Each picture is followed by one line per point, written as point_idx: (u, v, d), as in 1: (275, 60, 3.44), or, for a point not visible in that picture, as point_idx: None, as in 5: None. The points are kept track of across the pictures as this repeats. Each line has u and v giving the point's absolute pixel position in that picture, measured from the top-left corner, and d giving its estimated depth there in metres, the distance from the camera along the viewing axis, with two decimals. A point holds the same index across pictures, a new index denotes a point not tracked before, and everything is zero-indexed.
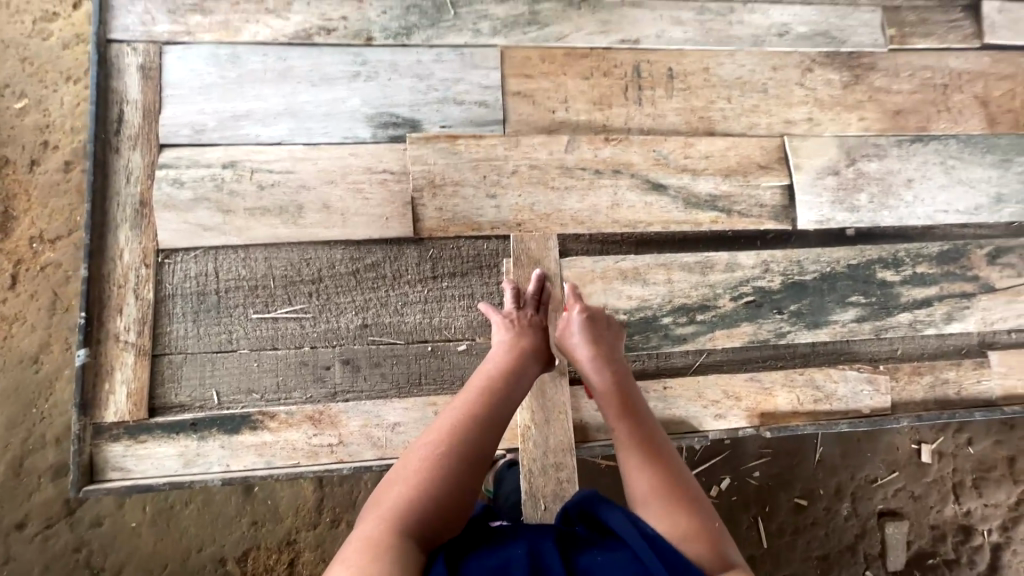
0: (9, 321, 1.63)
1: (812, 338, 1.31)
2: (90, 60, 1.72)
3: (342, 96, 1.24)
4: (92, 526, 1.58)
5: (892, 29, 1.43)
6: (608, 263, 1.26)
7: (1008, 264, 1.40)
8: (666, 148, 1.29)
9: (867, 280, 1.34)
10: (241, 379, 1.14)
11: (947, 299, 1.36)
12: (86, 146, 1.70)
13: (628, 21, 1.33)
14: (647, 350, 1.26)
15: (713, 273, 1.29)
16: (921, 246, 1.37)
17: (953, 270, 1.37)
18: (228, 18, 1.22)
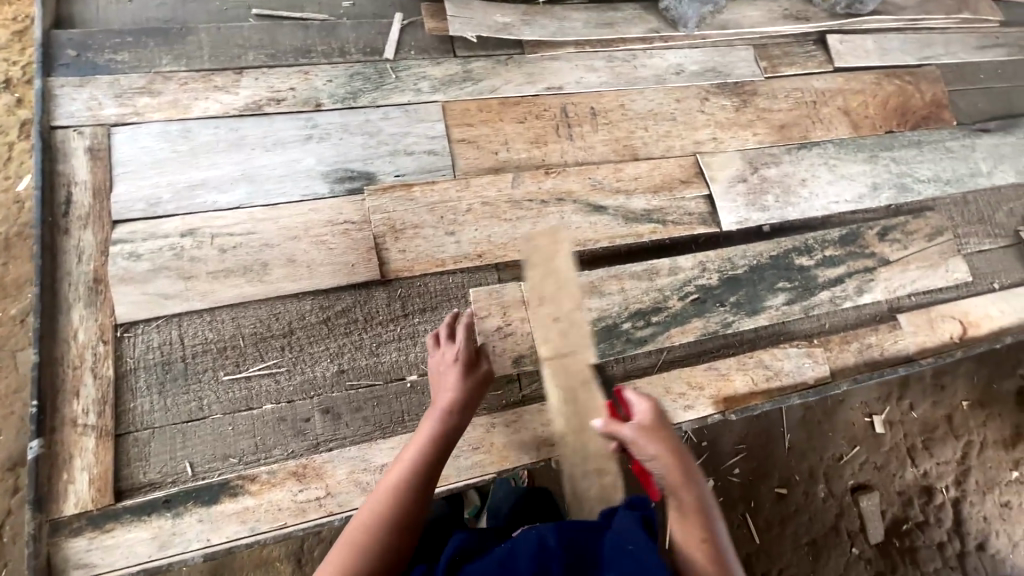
0: None
1: (753, 324, 1.47)
2: (17, 150, 1.70)
3: (298, 158, 1.31)
4: None
5: (764, 62, 1.73)
6: (567, 280, 1.36)
7: (895, 239, 1.65)
8: (600, 175, 1.46)
9: (788, 267, 1.53)
10: (215, 446, 1.10)
11: (855, 275, 1.58)
12: (4, 239, 1.64)
13: (549, 71, 1.53)
14: (614, 356, 1.35)
15: (660, 277, 1.43)
16: (825, 232, 1.60)
17: (854, 250, 1.60)
18: (178, 97, 1.28)
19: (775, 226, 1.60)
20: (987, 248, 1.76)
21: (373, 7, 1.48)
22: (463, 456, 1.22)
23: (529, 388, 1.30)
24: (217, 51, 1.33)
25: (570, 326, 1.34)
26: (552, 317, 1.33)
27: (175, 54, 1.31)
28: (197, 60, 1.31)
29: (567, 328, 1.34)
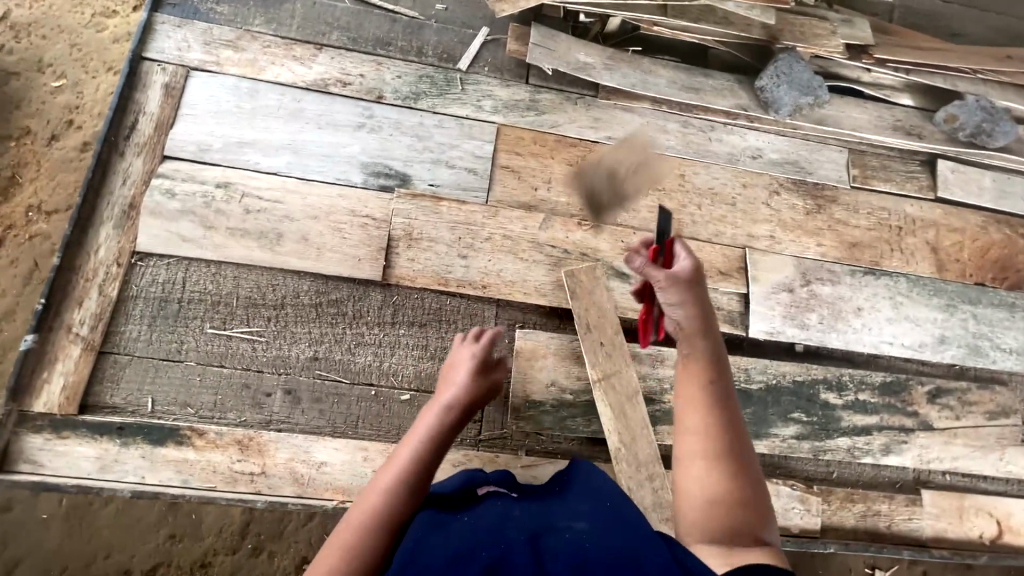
0: None
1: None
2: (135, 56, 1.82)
3: (345, 142, 1.34)
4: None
5: (856, 169, 1.57)
6: (563, 341, 1.30)
7: (947, 405, 1.45)
8: (634, 241, 1.39)
9: (810, 399, 1.38)
10: (179, 392, 1.15)
11: (886, 431, 1.40)
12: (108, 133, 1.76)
13: (617, 122, 1.47)
14: (586, 433, 1.27)
15: (664, 367, 1.32)
16: (865, 373, 1.43)
17: (894, 402, 1.43)
18: (257, 57, 1.34)
19: (810, 348, 1.45)
20: None
21: (462, 13, 1.48)
22: None
23: (488, 434, 1.26)
24: (306, 23, 1.39)
25: (552, 389, 1.28)
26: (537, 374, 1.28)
27: (268, 17, 1.37)
28: (285, 27, 1.37)
29: (548, 390, 1.27)
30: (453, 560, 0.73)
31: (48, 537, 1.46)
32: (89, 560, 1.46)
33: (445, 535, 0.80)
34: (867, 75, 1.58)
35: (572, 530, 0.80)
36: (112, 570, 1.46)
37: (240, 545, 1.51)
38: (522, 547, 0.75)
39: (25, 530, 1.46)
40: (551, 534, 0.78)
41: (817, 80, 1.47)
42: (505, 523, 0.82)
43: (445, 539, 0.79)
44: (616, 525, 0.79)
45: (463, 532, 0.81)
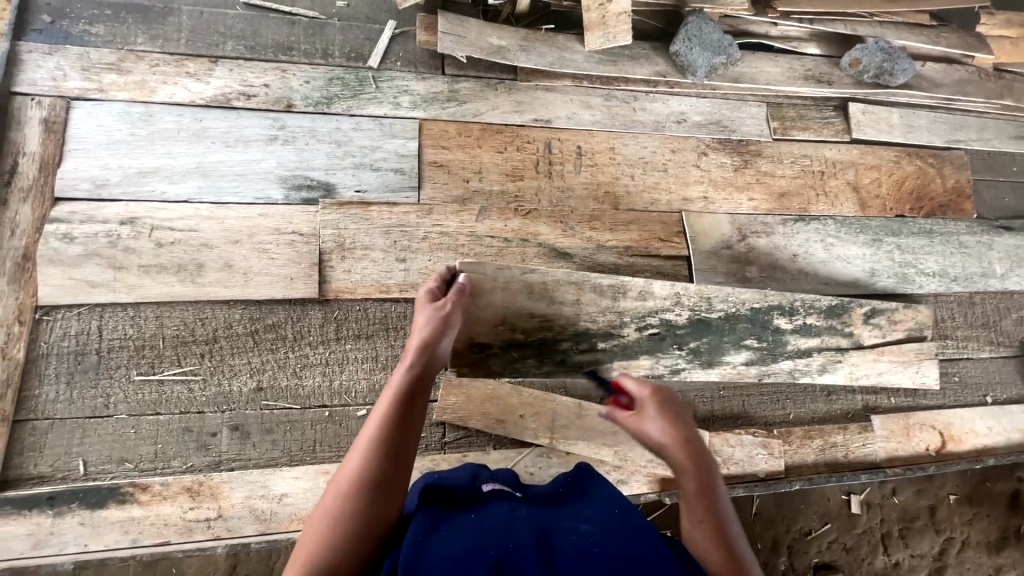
0: None
1: (701, 376, 1.37)
2: None
3: (257, 158, 1.26)
4: None
5: (775, 122, 1.62)
6: (514, 276, 1.22)
7: (878, 325, 1.45)
8: (573, 220, 1.39)
9: (763, 325, 1.39)
10: (113, 448, 1.07)
11: (825, 351, 1.43)
12: None
13: (540, 102, 1.46)
14: (541, 373, 1.28)
15: (624, 300, 1.31)
16: (816, 297, 1.42)
17: (835, 323, 1.43)
18: (147, 78, 1.24)
19: None
20: (985, 356, 1.64)
21: (366, 9, 1.42)
22: None
23: (453, 435, 1.25)
24: (196, 36, 1.29)
25: (501, 325, 1.24)
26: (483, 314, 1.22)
27: (151, 33, 1.27)
28: (173, 42, 1.28)
29: (497, 329, 1.24)
30: (463, 554, 0.76)
31: None
32: None
33: (453, 536, 0.80)
34: (774, 29, 1.64)
35: (577, 531, 0.82)
36: None
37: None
38: (531, 544, 0.78)
39: None
40: (558, 533, 0.82)
41: (728, 39, 1.49)
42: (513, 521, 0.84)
43: (452, 539, 0.79)
44: (620, 530, 0.83)
45: (468, 528, 0.83)
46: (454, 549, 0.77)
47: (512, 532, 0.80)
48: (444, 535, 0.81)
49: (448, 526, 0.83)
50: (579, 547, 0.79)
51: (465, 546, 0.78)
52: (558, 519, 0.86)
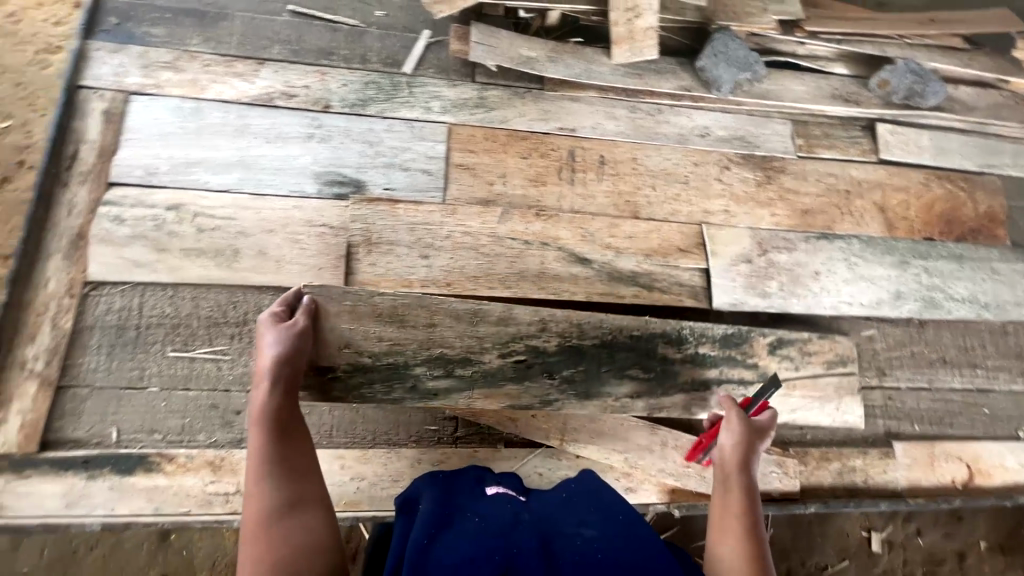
0: None
1: (577, 409, 1.23)
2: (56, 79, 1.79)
3: (295, 154, 1.33)
4: None
5: (800, 139, 1.62)
6: (360, 298, 1.15)
7: (786, 356, 1.35)
8: (592, 227, 1.42)
9: (648, 354, 1.28)
10: (145, 419, 1.13)
11: (725, 385, 1.30)
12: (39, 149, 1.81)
13: (566, 112, 1.50)
14: (388, 400, 1.16)
15: (485, 325, 1.21)
16: (707, 326, 1.32)
17: (733, 354, 1.32)
18: (198, 76, 1.33)
19: (774, 314, 1.49)
20: (1016, 389, 1.58)
21: (403, 18, 1.49)
22: (381, 486, 1.18)
23: (466, 430, 1.26)
24: (245, 39, 1.38)
25: (347, 349, 1.14)
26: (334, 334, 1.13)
27: (205, 35, 1.36)
28: (224, 44, 1.37)
29: (343, 352, 1.13)
30: (467, 555, 0.78)
31: None
32: None
33: (458, 540, 0.81)
34: (802, 48, 1.65)
35: (581, 536, 0.83)
36: None
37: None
38: (533, 549, 0.79)
39: None
40: (563, 540, 0.82)
41: (754, 56, 1.51)
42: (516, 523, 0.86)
43: (457, 542, 0.81)
44: (625, 538, 0.84)
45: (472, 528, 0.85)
46: (459, 551, 0.79)
47: (513, 535, 0.81)
48: (451, 540, 0.82)
49: (455, 529, 0.86)
50: (585, 552, 0.79)
51: (468, 548, 0.80)
52: (563, 524, 0.87)
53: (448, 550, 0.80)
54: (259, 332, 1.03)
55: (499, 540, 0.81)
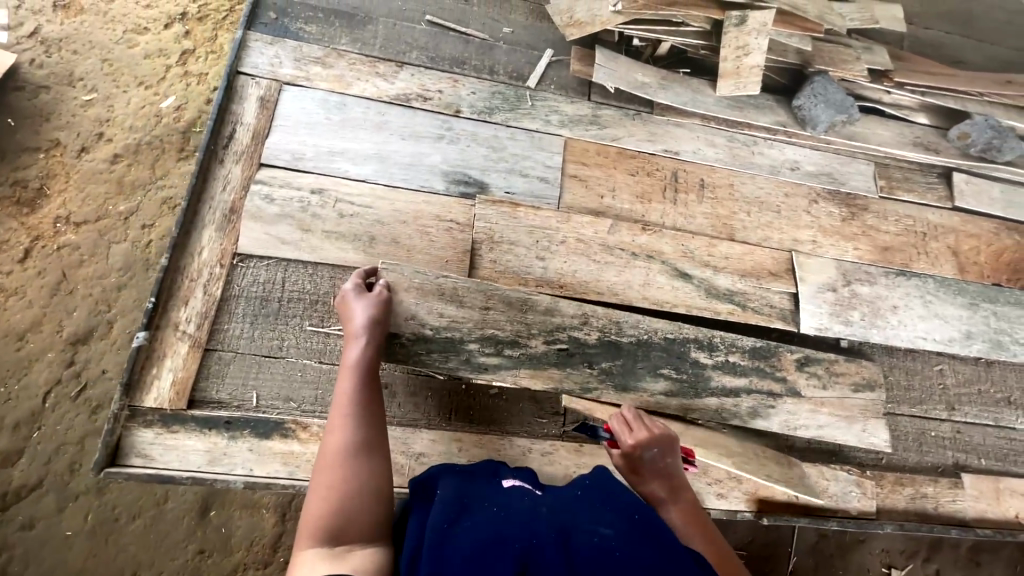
0: (9, 293, 2.03)
1: (617, 400, 1.32)
2: (155, 100, 2.27)
3: (427, 152, 1.43)
4: (20, 529, 1.86)
5: (882, 180, 1.72)
6: (426, 277, 1.25)
7: (814, 374, 1.45)
8: (693, 244, 1.50)
9: (680, 356, 1.37)
10: (282, 387, 1.19)
11: (753, 394, 1.40)
12: (133, 144, 2.21)
13: (672, 136, 1.59)
14: (443, 369, 1.24)
15: (533, 312, 1.31)
16: (737, 336, 1.42)
17: (762, 366, 1.42)
18: (344, 73, 1.43)
19: (854, 343, 1.56)
20: None
21: (528, 37, 1.60)
22: None
23: (572, 425, 1.35)
24: (388, 43, 1.49)
25: (411, 321, 1.23)
26: (406, 307, 1.22)
27: (352, 37, 1.47)
28: (369, 46, 1.47)
29: (407, 323, 1.22)
30: (487, 541, 0.83)
31: (73, 550, 1.86)
32: None
33: (475, 529, 0.87)
34: (887, 96, 1.76)
35: (598, 534, 0.86)
36: None
37: (273, 559, 1.94)
38: (552, 541, 0.83)
39: (50, 545, 1.86)
40: (579, 534, 0.85)
41: (850, 101, 1.62)
42: (535, 520, 0.90)
43: (478, 529, 0.87)
44: (642, 539, 0.86)
45: (491, 519, 0.90)
46: (479, 537, 0.85)
47: (532, 528, 0.86)
48: (468, 529, 0.88)
49: (475, 516, 0.91)
50: (602, 549, 0.82)
51: (489, 536, 0.85)
52: (582, 521, 0.90)
53: (467, 537, 0.86)
54: (345, 298, 1.17)
55: (519, 533, 0.85)
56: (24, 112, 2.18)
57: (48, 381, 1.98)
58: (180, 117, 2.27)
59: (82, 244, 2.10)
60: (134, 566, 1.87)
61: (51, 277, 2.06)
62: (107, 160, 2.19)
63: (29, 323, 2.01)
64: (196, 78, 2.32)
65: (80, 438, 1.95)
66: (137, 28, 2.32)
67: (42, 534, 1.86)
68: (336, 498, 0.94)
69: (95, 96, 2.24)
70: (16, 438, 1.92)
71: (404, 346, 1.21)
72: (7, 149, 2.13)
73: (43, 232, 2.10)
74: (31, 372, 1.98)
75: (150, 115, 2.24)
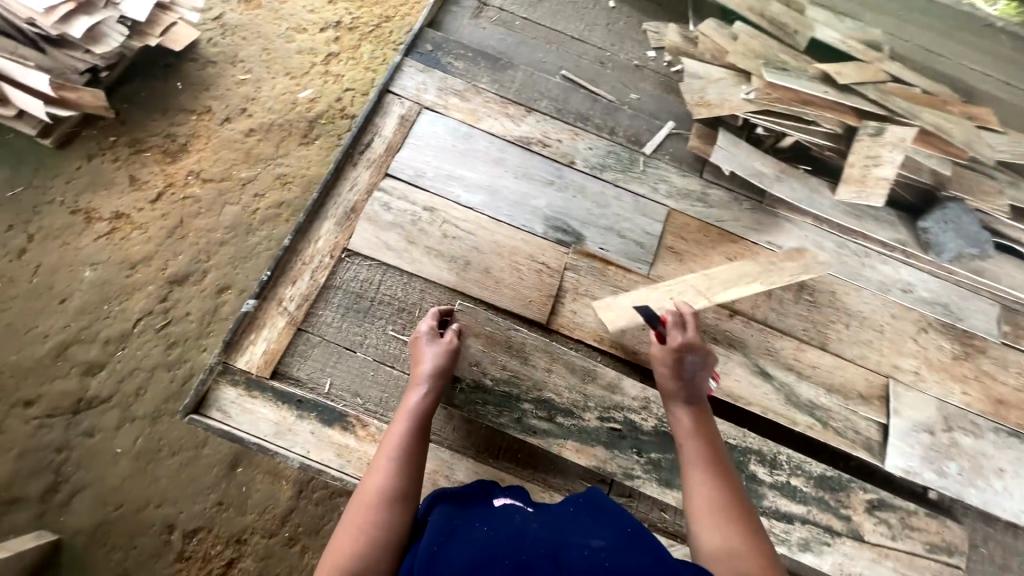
0: (136, 226, 2.27)
1: (657, 495, 1.27)
2: (297, 90, 2.55)
3: (535, 195, 1.49)
4: (80, 435, 2.03)
5: (1008, 327, 1.55)
6: (500, 327, 1.32)
7: (884, 520, 1.33)
8: (780, 343, 1.44)
9: (738, 467, 1.32)
10: (353, 381, 1.26)
11: (808, 524, 1.30)
12: (268, 123, 2.48)
13: (779, 230, 1.55)
14: (493, 423, 1.26)
15: (592, 385, 1.32)
16: (804, 460, 1.35)
17: (827, 498, 1.33)
18: (477, 108, 1.55)
19: (942, 497, 1.40)
20: None
21: (653, 106, 1.65)
22: None
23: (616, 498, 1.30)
24: (523, 88, 1.60)
25: (473, 367, 1.28)
26: (473, 354, 1.29)
27: (492, 78, 1.59)
28: (505, 88, 1.59)
29: (470, 369, 1.28)
30: (475, 559, 0.82)
31: (116, 469, 2.01)
32: (141, 506, 1.98)
33: (463, 550, 0.86)
34: None
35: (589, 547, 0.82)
36: (159, 518, 1.97)
37: (278, 532, 1.98)
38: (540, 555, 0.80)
39: (99, 458, 2.01)
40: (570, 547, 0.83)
41: (984, 235, 1.53)
42: (523, 535, 0.88)
43: (465, 552, 0.86)
44: (634, 548, 0.83)
45: (481, 538, 0.89)
46: (467, 558, 0.83)
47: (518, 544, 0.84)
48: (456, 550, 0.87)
49: (465, 538, 0.90)
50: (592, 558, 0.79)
51: (477, 555, 0.83)
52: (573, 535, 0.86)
53: (457, 559, 0.85)
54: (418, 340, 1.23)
55: (507, 547, 0.83)
56: (192, 79, 2.50)
57: (142, 310, 2.18)
58: (310, 108, 2.52)
59: (203, 198, 2.34)
60: (159, 499, 1.99)
61: (171, 222, 2.29)
62: (244, 132, 2.45)
63: (140, 254, 2.24)
64: (333, 78, 2.59)
65: (151, 367, 2.12)
66: (300, 29, 2.66)
67: (96, 445, 2.02)
68: (363, 539, 0.95)
69: (249, 77, 2.55)
70: (102, 352, 2.12)
71: (466, 390, 1.27)
72: (170, 106, 2.44)
73: (175, 180, 2.35)
74: (131, 299, 2.19)
75: (289, 102, 2.52)
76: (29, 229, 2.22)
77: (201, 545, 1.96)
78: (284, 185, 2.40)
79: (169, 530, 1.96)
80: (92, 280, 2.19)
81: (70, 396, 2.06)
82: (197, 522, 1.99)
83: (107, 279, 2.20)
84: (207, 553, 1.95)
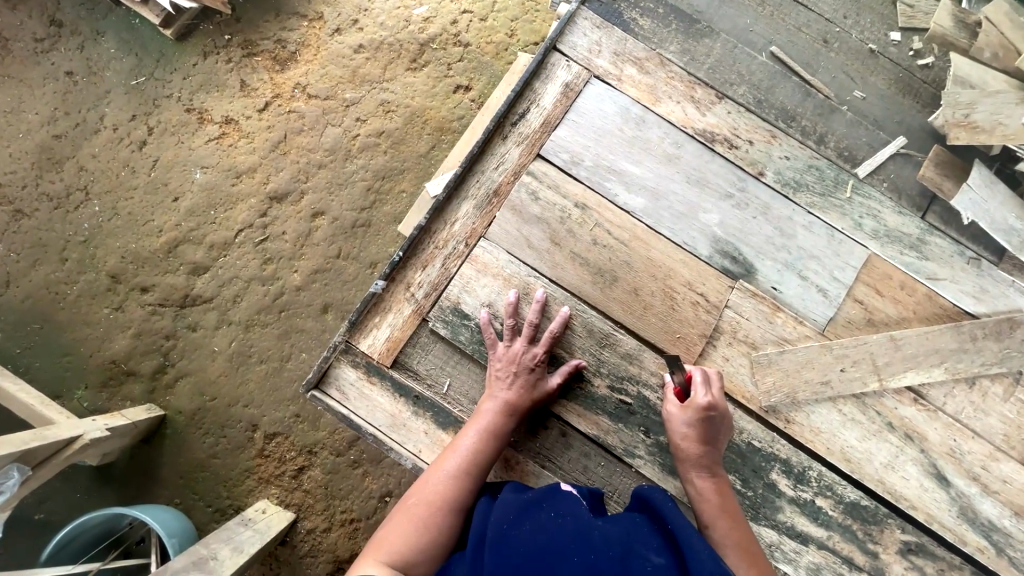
0: (244, 135, 2.20)
1: (656, 479, 1.19)
2: (413, 5, 2.24)
3: (706, 208, 1.23)
4: (183, 328, 2.14)
5: None
6: (547, 289, 1.20)
7: (917, 567, 1.16)
8: (968, 446, 1.18)
9: (756, 471, 1.18)
10: (473, 387, 1.19)
11: (825, 551, 1.16)
12: (379, 41, 2.22)
13: (1008, 304, 1.21)
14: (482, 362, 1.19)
15: (610, 351, 1.19)
16: (839, 482, 1.18)
17: (855, 528, 1.17)
18: (658, 85, 1.26)
19: None
20: None
21: (880, 112, 1.28)
22: None
23: None
24: (718, 66, 1.27)
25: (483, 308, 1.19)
26: (477, 288, 1.19)
27: (682, 46, 1.27)
28: (697, 63, 1.27)
29: (481, 310, 1.19)
30: (544, 557, 0.83)
31: (211, 368, 2.11)
32: (231, 403, 2.10)
33: (531, 533, 0.87)
34: None
35: (651, 563, 0.83)
36: (245, 419, 2.08)
37: (345, 454, 2.04)
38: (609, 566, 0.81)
39: (199, 354, 2.12)
40: (633, 562, 0.82)
41: None
42: (590, 534, 0.86)
43: (533, 543, 0.85)
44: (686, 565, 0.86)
45: (547, 530, 0.87)
46: (536, 554, 0.83)
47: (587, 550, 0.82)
48: (521, 532, 0.88)
49: (531, 526, 0.89)
50: None
51: (545, 552, 0.83)
52: (635, 541, 0.87)
53: (523, 550, 0.84)
54: (512, 333, 1.17)
55: (576, 549, 0.83)
56: None
57: (243, 222, 2.17)
58: (424, 29, 2.22)
59: (307, 115, 2.20)
60: (246, 402, 2.09)
61: (275, 136, 2.20)
62: (353, 48, 2.22)
63: (246, 165, 2.19)
64: None
65: (247, 279, 2.14)
66: None
67: (198, 340, 2.13)
68: (431, 517, 1.00)
69: None
70: (207, 256, 2.16)
71: (473, 330, 1.19)
72: (284, 8, 2.24)
73: (282, 91, 2.22)
74: (235, 209, 2.18)
75: (402, 18, 2.23)
76: (149, 121, 2.21)
77: (277, 450, 2.05)
78: (387, 113, 2.19)
79: (253, 429, 2.07)
80: (201, 183, 2.19)
81: (177, 292, 2.14)
82: (276, 428, 2.07)
83: (212, 183, 2.19)
84: (282, 456, 2.05)
